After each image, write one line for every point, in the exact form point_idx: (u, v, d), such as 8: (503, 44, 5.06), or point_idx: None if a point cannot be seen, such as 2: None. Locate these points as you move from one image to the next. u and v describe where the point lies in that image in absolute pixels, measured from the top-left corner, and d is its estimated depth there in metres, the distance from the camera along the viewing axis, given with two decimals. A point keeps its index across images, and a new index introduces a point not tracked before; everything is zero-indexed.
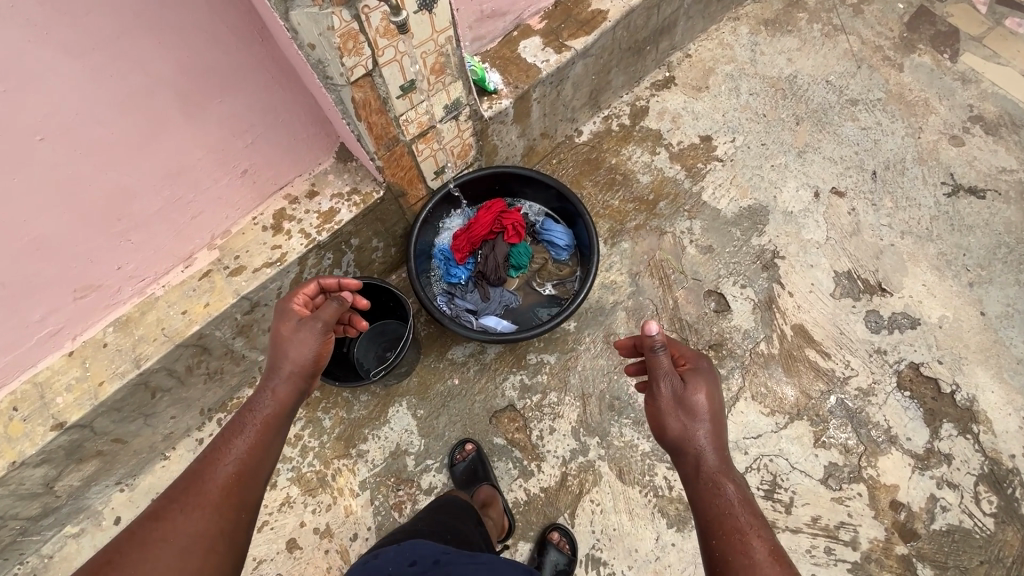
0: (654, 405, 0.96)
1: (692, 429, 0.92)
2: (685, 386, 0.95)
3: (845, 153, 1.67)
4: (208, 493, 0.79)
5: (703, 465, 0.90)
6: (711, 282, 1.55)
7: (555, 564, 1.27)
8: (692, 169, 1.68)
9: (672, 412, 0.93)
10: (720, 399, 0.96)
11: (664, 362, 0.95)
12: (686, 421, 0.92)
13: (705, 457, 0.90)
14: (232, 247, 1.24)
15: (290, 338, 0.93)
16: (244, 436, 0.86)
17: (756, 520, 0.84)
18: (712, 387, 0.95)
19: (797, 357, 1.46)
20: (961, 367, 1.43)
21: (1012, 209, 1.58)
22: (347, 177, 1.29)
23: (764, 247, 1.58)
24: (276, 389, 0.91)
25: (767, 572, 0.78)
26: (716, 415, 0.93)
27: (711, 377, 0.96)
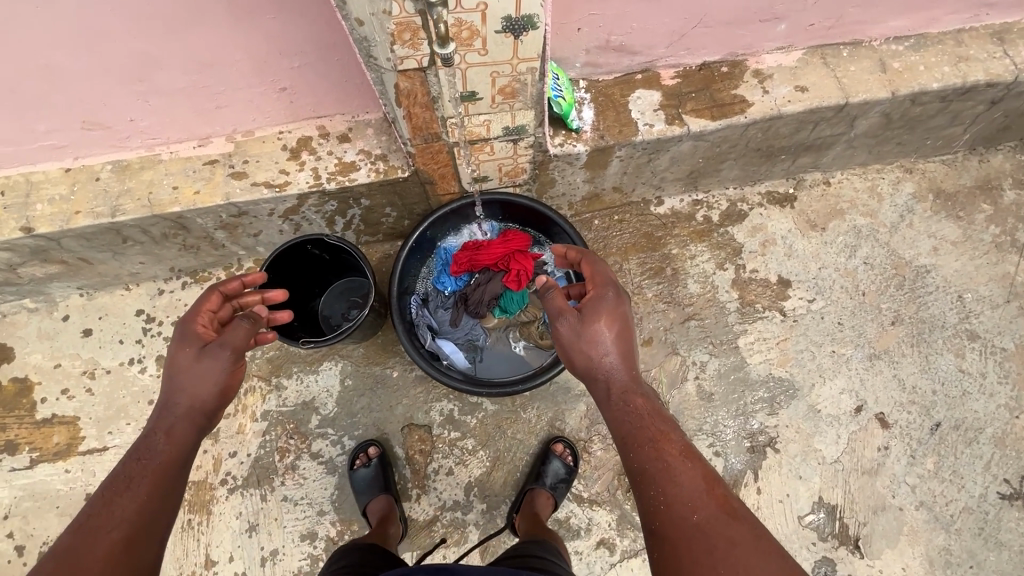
0: (560, 345, 0.96)
1: (596, 356, 0.91)
2: (585, 316, 0.94)
3: (920, 385, 1.40)
4: (105, 548, 0.71)
5: (611, 387, 0.90)
6: (687, 430, 1.39)
7: (557, 474, 1.31)
8: (747, 306, 1.47)
9: (574, 346, 0.93)
10: (619, 315, 0.94)
11: (556, 300, 0.96)
12: (586, 351, 0.92)
13: (612, 378, 0.90)
14: (247, 150, 1.20)
15: (194, 366, 0.88)
16: (144, 475, 0.79)
17: (665, 428, 0.83)
18: (606, 312, 0.94)
19: None
20: None
21: None
22: (383, 140, 1.19)
23: (764, 428, 1.39)
24: (176, 424, 0.85)
25: (680, 471, 0.78)
26: (623, 331, 0.93)
27: (613, 300, 0.95)
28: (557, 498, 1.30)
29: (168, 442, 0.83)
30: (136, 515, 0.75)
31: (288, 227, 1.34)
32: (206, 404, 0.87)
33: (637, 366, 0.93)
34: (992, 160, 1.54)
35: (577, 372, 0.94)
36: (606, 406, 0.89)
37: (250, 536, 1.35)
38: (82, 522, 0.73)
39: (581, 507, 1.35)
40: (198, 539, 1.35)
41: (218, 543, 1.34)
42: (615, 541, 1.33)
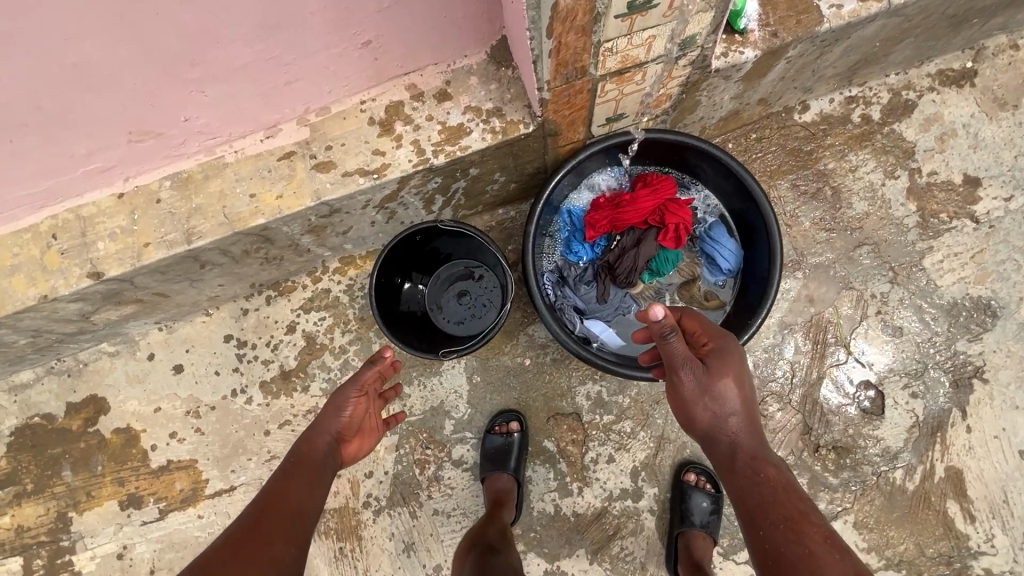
0: (678, 397, 0.80)
1: (720, 417, 0.78)
2: (709, 372, 0.79)
3: None
4: (276, 530, 0.73)
5: (737, 451, 0.78)
6: (876, 374, 1.20)
7: (704, 509, 1.17)
8: (929, 218, 1.22)
9: (694, 402, 0.79)
10: (745, 378, 0.81)
11: (682, 348, 0.78)
12: (712, 412, 0.78)
13: (738, 443, 0.78)
14: (327, 131, 0.96)
15: (338, 401, 0.90)
16: (300, 479, 0.80)
17: (805, 506, 0.72)
18: (734, 368, 0.79)
19: (933, 505, 1.17)
20: None
21: None
22: (493, 90, 0.94)
23: (969, 358, 1.19)
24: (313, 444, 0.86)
25: (825, 562, 0.65)
26: (747, 396, 0.80)
27: (734, 355, 0.81)
28: (711, 533, 1.17)
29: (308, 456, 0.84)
30: (290, 517, 0.75)
31: (382, 217, 1.12)
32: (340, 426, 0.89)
33: (763, 439, 0.80)
34: None
35: (695, 430, 0.81)
36: (730, 473, 0.77)
37: (408, 557, 1.25)
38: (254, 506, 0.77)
39: None
40: (355, 567, 1.26)
41: (377, 568, 1.25)
42: None
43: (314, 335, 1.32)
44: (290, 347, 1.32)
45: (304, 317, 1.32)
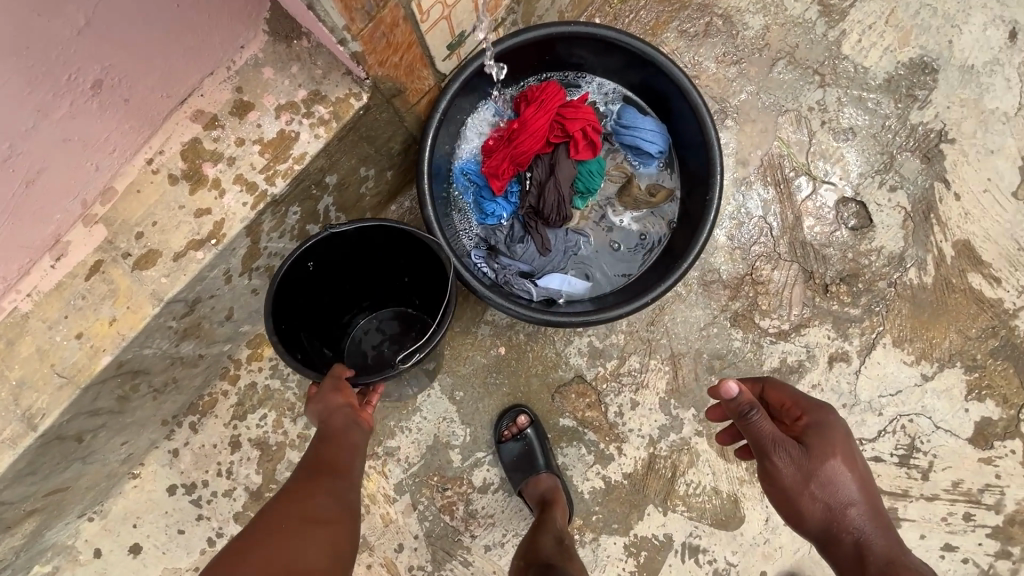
0: (776, 489, 0.73)
1: (836, 508, 0.70)
2: (810, 456, 0.72)
3: None
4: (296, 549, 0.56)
5: (868, 554, 0.67)
6: (849, 186, 1.09)
7: None
8: (828, 2, 1.09)
9: (800, 492, 0.71)
10: (854, 456, 0.74)
11: (769, 429, 0.71)
12: (819, 501, 0.71)
13: (865, 543, 0.68)
14: (126, 217, 0.73)
15: (325, 397, 0.74)
16: (329, 455, 0.68)
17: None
18: (838, 445, 0.73)
19: (957, 287, 1.09)
20: None
21: None
22: (297, 73, 0.73)
23: (927, 126, 1.09)
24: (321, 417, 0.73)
25: None
26: (867, 487, 0.72)
27: (839, 436, 0.74)
28: None
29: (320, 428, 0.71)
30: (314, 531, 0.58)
31: (262, 282, 0.91)
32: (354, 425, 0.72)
33: (897, 536, 0.70)
34: None
35: (809, 528, 0.72)
36: None
37: None
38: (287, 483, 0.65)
39: (790, 340, 1.09)
40: None
41: None
42: (845, 349, 1.09)
43: (265, 439, 1.12)
44: (246, 464, 1.12)
45: (243, 426, 1.11)
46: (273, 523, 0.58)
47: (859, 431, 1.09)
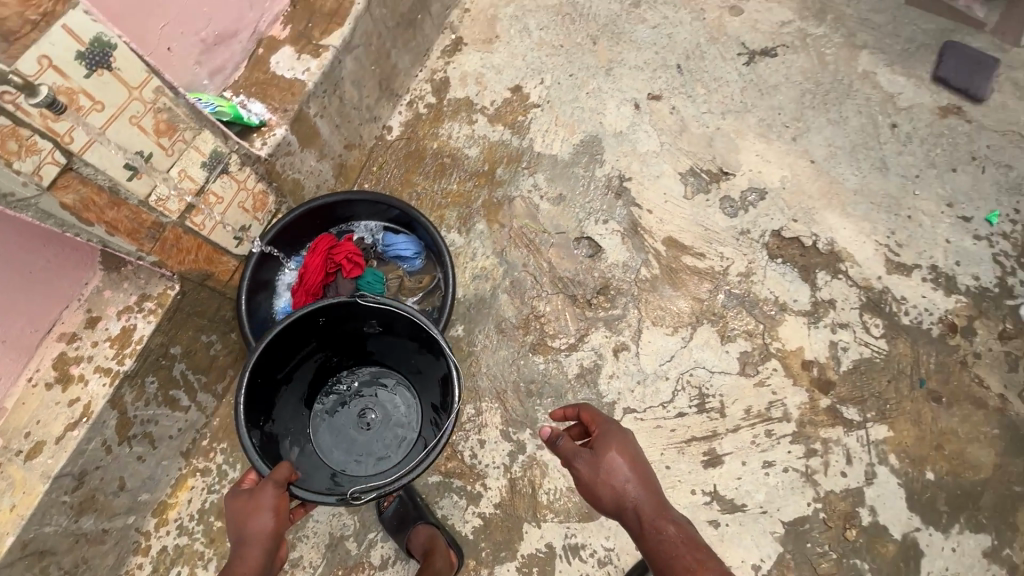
0: (582, 488, 0.93)
1: (621, 492, 0.90)
2: (597, 455, 0.93)
3: (647, 58, 1.68)
4: None
5: (645, 526, 0.87)
6: (575, 229, 1.51)
7: None
8: (515, 125, 1.61)
9: (595, 489, 0.92)
10: (632, 448, 0.95)
11: (567, 445, 0.95)
12: (610, 486, 0.91)
13: (642, 515, 0.88)
14: (16, 424, 1.00)
15: (258, 502, 0.88)
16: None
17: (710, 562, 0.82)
18: (615, 442, 0.94)
19: (678, 268, 1.47)
20: (815, 214, 1.52)
21: (802, 57, 1.67)
22: (128, 287, 1.07)
23: (609, 175, 1.56)
24: (258, 509, 0.87)
25: None
26: (642, 468, 0.92)
27: (619, 434, 0.95)
28: None
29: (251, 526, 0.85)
30: None
31: (144, 447, 1.15)
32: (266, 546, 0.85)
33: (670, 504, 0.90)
34: None
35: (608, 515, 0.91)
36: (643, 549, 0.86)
37: None
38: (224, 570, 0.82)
39: (580, 348, 1.40)
40: None
41: None
42: (622, 340, 1.41)
43: None
44: None
45: None
46: None
47: (658, 398, 1.36)
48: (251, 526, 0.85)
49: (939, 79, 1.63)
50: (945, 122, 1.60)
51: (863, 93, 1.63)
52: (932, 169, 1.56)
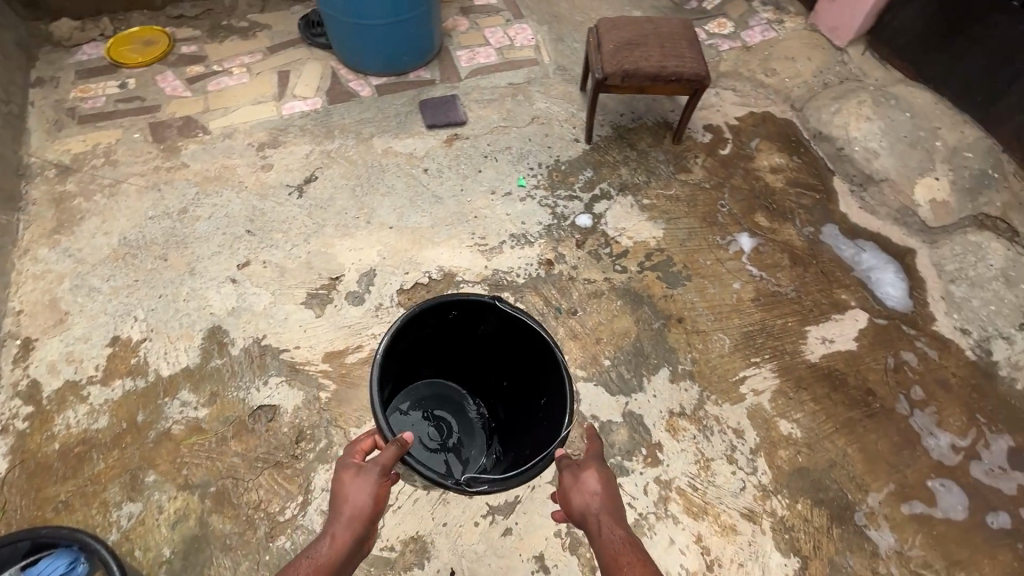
0: (562, 492, 1.06)
1: (589, 498, 1.01)
2: (580, 474, 1.06)
3: (219, 241, 1.85)
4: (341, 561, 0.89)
5: (597, 523, 0.97)
6: (245, 409, 1.56)
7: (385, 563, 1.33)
8: (132, 369, 1.60)
9: (571, 497, 1.03)
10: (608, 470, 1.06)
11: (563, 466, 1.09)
12: (582, 495, 1.02)
13: (600, 515, 0.98)
14: None
15: (358, 484, 0.95)
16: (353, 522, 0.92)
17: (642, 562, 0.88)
18: (597, 465, 1.06)
19: (348, 371, 1.62)
20: (417, 259, 1.83)
21: (336, 167, 2.05)
22: None
23: (245, 346, 1.66)
24: (356, 471, 0.98)
25: None
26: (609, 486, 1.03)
27: (599, 463, 1.08)
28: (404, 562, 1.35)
29: (372, 479, 0.96)
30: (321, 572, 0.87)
31: None
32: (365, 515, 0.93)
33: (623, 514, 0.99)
34: (35, 196, 1.91)
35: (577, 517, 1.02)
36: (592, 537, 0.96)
37: None
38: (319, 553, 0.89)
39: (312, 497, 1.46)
40: None
41: None
42: None
43: None
44: None
45: None
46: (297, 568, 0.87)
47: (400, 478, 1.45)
48: (363, 498, 0.94)
49: (433, 125, 2.15)
50: (454, 147, 2.11)
51: (392, 163, 2.06)
52: (468, 179, 2.03)
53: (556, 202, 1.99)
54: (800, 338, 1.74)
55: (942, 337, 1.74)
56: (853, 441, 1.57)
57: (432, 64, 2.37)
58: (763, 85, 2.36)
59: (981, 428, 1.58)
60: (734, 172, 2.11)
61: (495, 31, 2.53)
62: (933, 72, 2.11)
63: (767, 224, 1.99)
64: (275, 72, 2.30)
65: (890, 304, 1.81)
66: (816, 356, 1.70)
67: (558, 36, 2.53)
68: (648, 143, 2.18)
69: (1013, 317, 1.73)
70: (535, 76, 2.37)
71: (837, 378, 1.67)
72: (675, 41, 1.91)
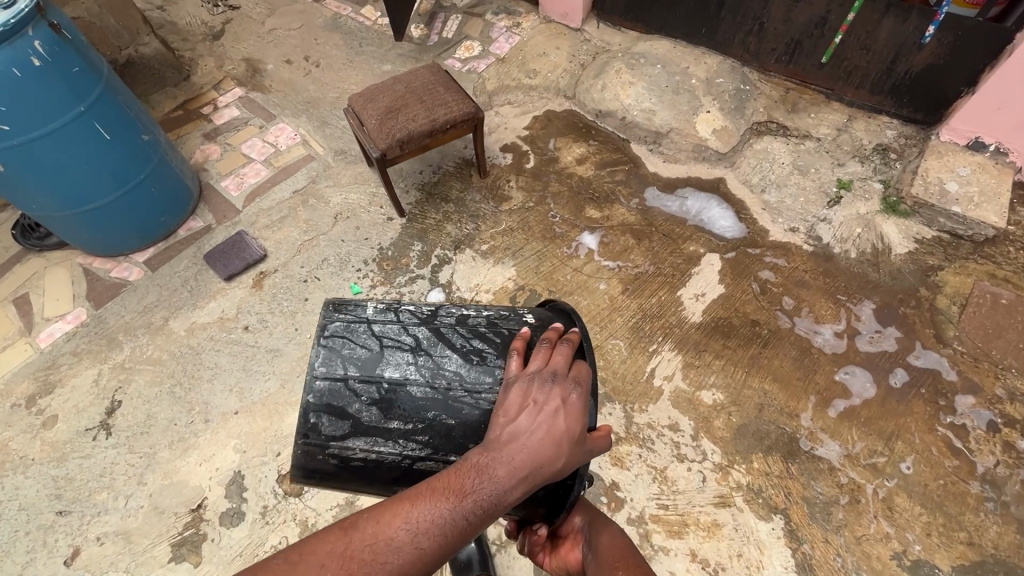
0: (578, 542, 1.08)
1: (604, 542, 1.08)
2: (592, 529, 1.11)
3: (26, 546, 1.43)
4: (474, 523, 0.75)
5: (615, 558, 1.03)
6: None
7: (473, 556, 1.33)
8: None
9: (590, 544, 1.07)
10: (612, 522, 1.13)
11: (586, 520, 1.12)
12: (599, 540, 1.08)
13: (616, 548, 1.06)
14: None
15: (546, 401, 0.84)
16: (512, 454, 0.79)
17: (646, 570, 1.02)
18: (607, 518, 1.14)
19: None
20: (282, 433, 1.57)
21: (138, 376, 1.69)
22: None
23: None
24: (560, 430, 0.82)
25: None
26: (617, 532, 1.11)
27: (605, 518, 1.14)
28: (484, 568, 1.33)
29: (558, 457, 0.80)
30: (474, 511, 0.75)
31: None
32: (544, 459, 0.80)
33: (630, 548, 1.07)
34: None
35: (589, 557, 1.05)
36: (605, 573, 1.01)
37: None
38: (449, 511, 0.74)
39: None
40: None
41: None
42: None
43: None
44: None
45: None
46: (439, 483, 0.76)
47: None
48: (545, 462, 0.80)
49: (232, 274, 1.87)
50: (266, 287, 1.86)
51: (204, 339, 1.75)
52: (298, 314, 1.80)
53: (400, 292, 1.84)
54: (678, 306, 1.77)
55: (781, 243, 1.88)
56: (766, 375, 1.62)
57: (200, 208, 2.08)
58: (533, 87, 2.40)
59: (847, 306, 1.73)
60: (548, 179, 2.12)
61: (253, 143, 2.29)
62: (660, 22, 2.29)
63: (599, 214, 2.02)
64: (10, 302, 1.86)
65: (729, 235, 1.93)
66: (699, 315, 1.75)
67: (322, 122, 2.37)
68: (460, 188, 2.10)
69: (820, 200, 1.92)
70: (318, 172, 2.18)
71: (724, 325, 1.72)
72: (433, 90, 1.84)
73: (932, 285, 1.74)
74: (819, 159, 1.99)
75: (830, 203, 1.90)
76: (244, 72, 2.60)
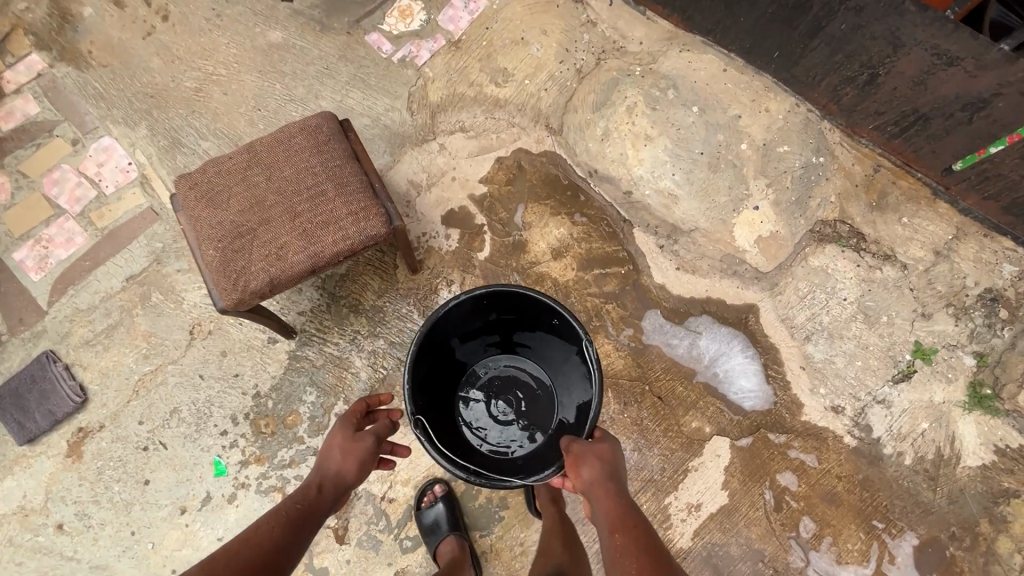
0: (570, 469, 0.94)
1: (601, 470, 0.92)
2: (592, 448, 0.95)
3: None
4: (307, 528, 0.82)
5: (612, 498, 0.89)
6: None
7: (439, 514, 1.23)
8: None
9: (584, 466, 0.92)
10: (617, 456, 0.96)
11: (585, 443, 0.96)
12: (596, 465, 0.92)
13: (616, 488, 0.90)
14: None
15: (355, 445, 0.89)
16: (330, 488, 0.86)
17: None
18: (608, 443, 0.97)
19: None
20: None
21: None
22: None
23: None
24: (364, 455, 0.89)
25: None
26: (619, 464, 0.95)
27: (607, 441, 0.98)
28: (451, 532, 1.21)
29: (353, 470, 0.88)
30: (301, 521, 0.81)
31: None
32: (349, 481, 0.88)
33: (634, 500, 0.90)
34: None
35: (582, 484, 0.92)
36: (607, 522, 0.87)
37: None
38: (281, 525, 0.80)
39: None
40: None
41: None
42: None
43: None
44: None
45: None
46: (276, 518, 0.80)
47: None
48: (347, 486, 0.88)
49: (33, 437, 1.30)
50: (87, 456, 1.30)
51: None
52: (134, 508, 1.27)
53: (284, 475, 1.30)
54: (663, 522, 1.32)
55: (816, 429, 1.36)
56: None
57: None
58: (500, 103, 1.55)
59: (882, 540, 1.31)
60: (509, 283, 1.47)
61: (62, 174, 1.50)
62: (711, 20, 1.41)
63: None
64: None
65: (748, 407, 1.39)
66: (688, 538, 1.31)
67: (171, 139, 1.54)
68: (378, 290, 1.44)
69: (883, 370, 1.36)
70: (164, 242, 1.45)
71: (719, 555, 1.30)
72: (313, 194, 1.09)
73: (998, 519, 1.30)
74: (897, 301, 1.37)
75: (896, 377, 1.35)
76: (42, 15, 1.62)
